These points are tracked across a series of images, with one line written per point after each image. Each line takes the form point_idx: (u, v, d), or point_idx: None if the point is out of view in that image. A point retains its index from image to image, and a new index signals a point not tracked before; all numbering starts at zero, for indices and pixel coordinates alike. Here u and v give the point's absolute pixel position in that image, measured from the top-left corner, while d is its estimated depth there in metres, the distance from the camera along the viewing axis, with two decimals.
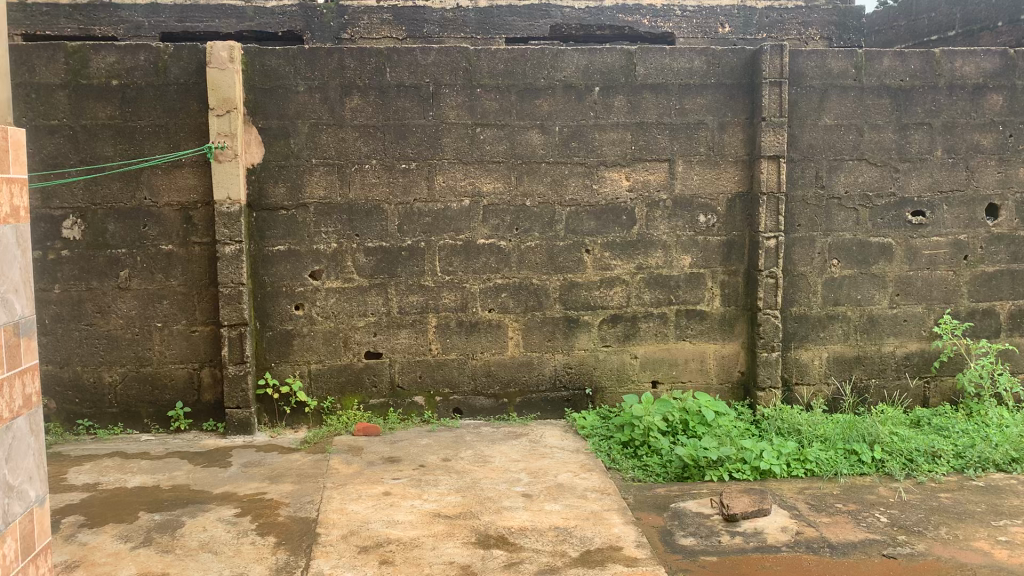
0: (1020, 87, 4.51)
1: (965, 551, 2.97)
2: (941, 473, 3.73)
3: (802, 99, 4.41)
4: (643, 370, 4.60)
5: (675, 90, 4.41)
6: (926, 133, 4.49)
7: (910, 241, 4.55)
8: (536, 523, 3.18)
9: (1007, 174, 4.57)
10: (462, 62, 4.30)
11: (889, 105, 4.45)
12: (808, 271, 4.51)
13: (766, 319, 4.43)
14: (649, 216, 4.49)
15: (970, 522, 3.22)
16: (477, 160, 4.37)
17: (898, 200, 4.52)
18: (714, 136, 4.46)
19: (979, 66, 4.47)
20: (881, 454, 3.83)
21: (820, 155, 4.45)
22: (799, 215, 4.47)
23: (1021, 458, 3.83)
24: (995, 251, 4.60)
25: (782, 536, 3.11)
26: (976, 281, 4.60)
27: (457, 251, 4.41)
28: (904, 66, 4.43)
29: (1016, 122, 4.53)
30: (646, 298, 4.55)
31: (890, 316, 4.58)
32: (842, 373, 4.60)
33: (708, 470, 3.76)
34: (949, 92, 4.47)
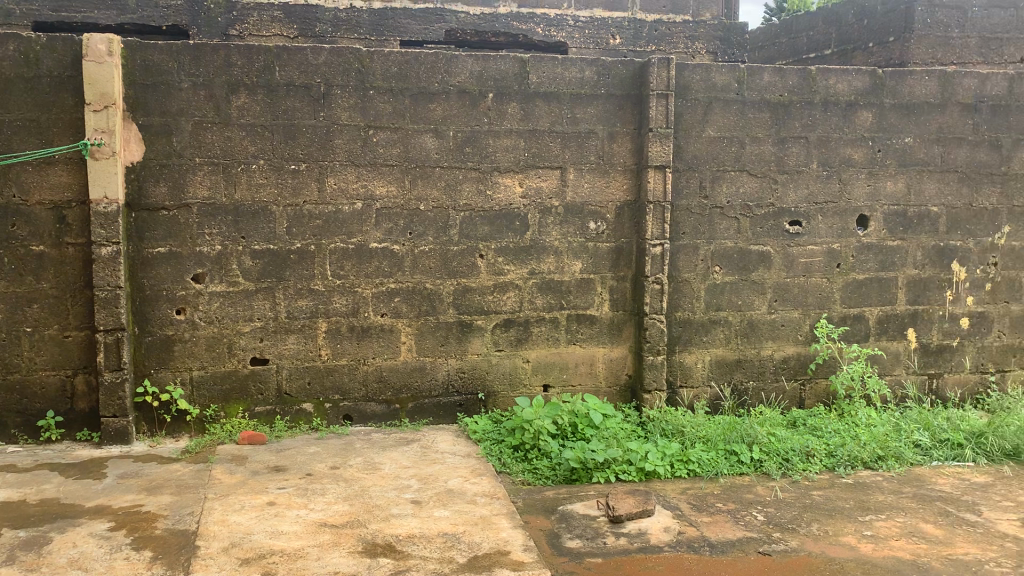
0: (887, 105, 4.77)
1: (834, 545, 3.12)
2: (814, 472, 3.91)
3: (687, 111, 4.55)
4: (535, 374, 4.64)
5: (567, 98, 4.48)
6: (802, 147, 4.70)
7: (787, 249, 4.75)
8: (423, 530, 3.16)
9: (876, 188, 4.82)
10: (354, 63, 4.25)
11: (768, 118, 4.64)
12: (692, 277, 4.65)
13: (652, 323, 4.54)
14: (542, 222, 4.54)
15: (839, 518, 3.38)
16: (369, 163, 4.31)
17: (776, 210, 4.71)
18: (604, 145, 4.55)
19: (850, 84, 4.71)
20: (759, 454, 3.99)
21: (703, 166, 4.60)
22: (684, 223, 4.61)
23: (887, 456, 4.06)
24: (864, 259, 4.84)
25: (664, 536, 3.20)
26: (847, 288, 4.84)
27: (347, 255, 4.34)
28: (782, 83, 4.63)
29: (884, 138, 4.79)
30: (538, 302, 4.59)
31: (768, 320, 4.77)
32: (723, 376, 4.76)
33: (595, 472, 3.83)
34: (823, 108, 4.70)
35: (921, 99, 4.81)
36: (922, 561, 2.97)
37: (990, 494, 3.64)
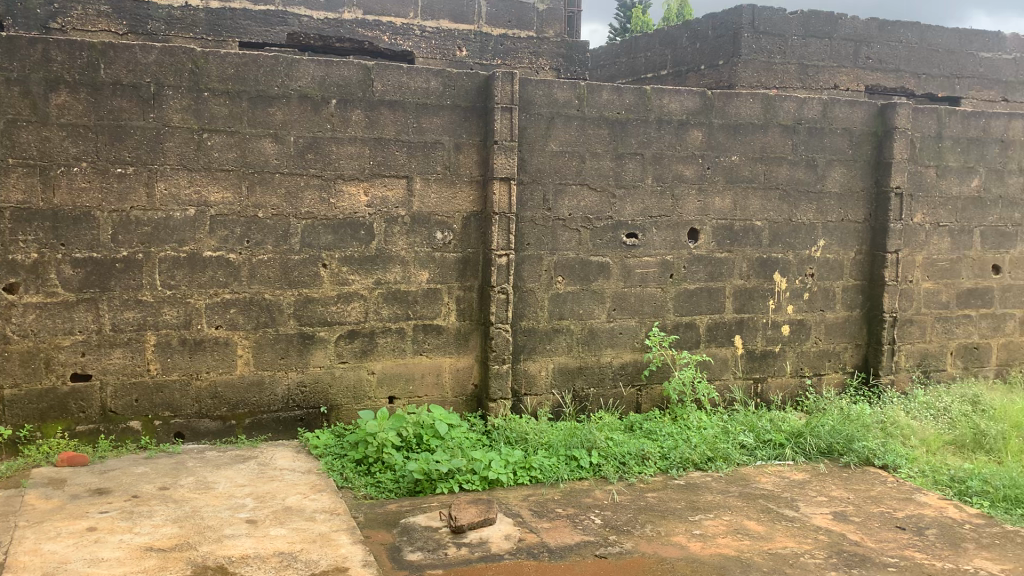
0: (716, 125, 5.05)
1: (665, 545, 3.24)
2: (649, 474, 4.06)
3: (530, 125, 4.64)
4: (379, 386, 4.58)
5: (412, 108, 4.47)
6: (639, 163, 4.89)
7: (625, 260, 4.92)
8: (258, 549, 3.05)
9: (706, 203, 5.08)
10: (187, 64, 4.07)
11: (607, 134, 4.80)
12: (535, 287, 4.73)
13: (497, 333, 4.57)
14: (386, 231, 4.49)
15: (671, 519, 3.52)
16: (204, 168, 4.14)
17: (615, 223, 4.88)
18: (449, 156, 4.56)
19: (682, 104, 4.95)
20: (598, 459, 4.10)
21: (546, 178, 4.70)
22: (528, 234, 4.68)
23: (716, 456, 4.27)
24: (696, 270, 5.09)
25: (504, 544, 3.23)
26: (681, 297, 5.07)
27: (180, 264, 4.14)
28: (620, 100, 4.81)
29: (713, 157, 5.06)
30: (383, 313, 4.54)
31: (607, 329, 4.92)
32: (566, 383, 4.87)
33: (439, 483, 3.82)
34: (658, 126, 4.91)
35: (745, 120, 5.12)
36: (745, 557, 3.14)
37: (807, 490, 3.90)
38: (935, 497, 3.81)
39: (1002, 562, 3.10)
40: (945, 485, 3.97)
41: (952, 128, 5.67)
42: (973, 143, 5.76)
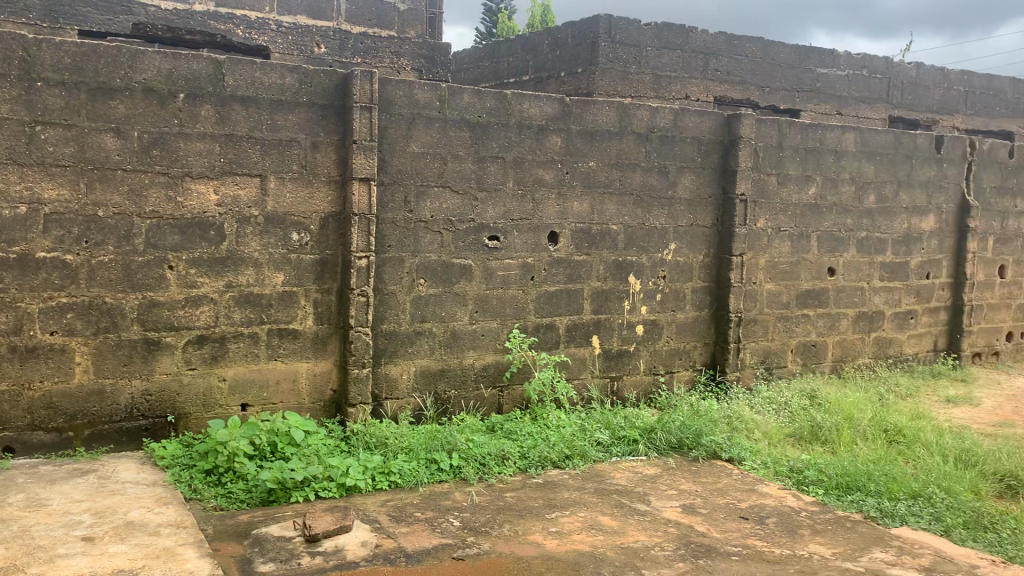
0: (574, 131, 5.16)
1: (522, 544, 3.28)
2: (508, 474, 4.09)
3: (390, 125, 4.59)
4: (232, 393, 4.41)
5: (266, 104, 4.33)
6: (500, 166, 4.93)
7: (487, 262, 4.95)
8: (95, 568, 2.86)
9: (565, 207, 5.18)
10: (17, 51, 3.80)
11: (468, 137, 4.82)
12: (396, 290, 4.68)
13: (357, 336, 4.49)
14: (239, 232, 4.33)
15: (529, 518, 3.56)
16: (37, 163, 3.87)
17: (476, 225, 4.89)
18: (306, 155, 4.45)
19: (542, 109, 5.03)
20: (458, 461, 4.10)
21: (407, 180, 4.66)
22: (389, 236, 4.63)
23: (573, 454, 4.36)
24: (555, 272, 5.18)
25: (360, 551, 3.17)
26: (540, 299, 5.15)
27: (9, 266, 3.86)
28: (481, 104, 4.83)
29: (572, 161, 5.17)
30: (236, 317, 4.37)
31: (469, 331, 4.93)
32: (427, 386, 4.83)
33: (294, 491, 3.71)
34: (518, 130, 4.97)
35: (602, 127, 5.26)
36: (599, 551, 3.21)
37: (658, 484, 4.03)
38: (775, 487, 4.03)
39: (833, 545, 3.31)
40: (784, 475, 4.20)
41: (791, 139, 6.03)
42: (810, 153, 6.14)
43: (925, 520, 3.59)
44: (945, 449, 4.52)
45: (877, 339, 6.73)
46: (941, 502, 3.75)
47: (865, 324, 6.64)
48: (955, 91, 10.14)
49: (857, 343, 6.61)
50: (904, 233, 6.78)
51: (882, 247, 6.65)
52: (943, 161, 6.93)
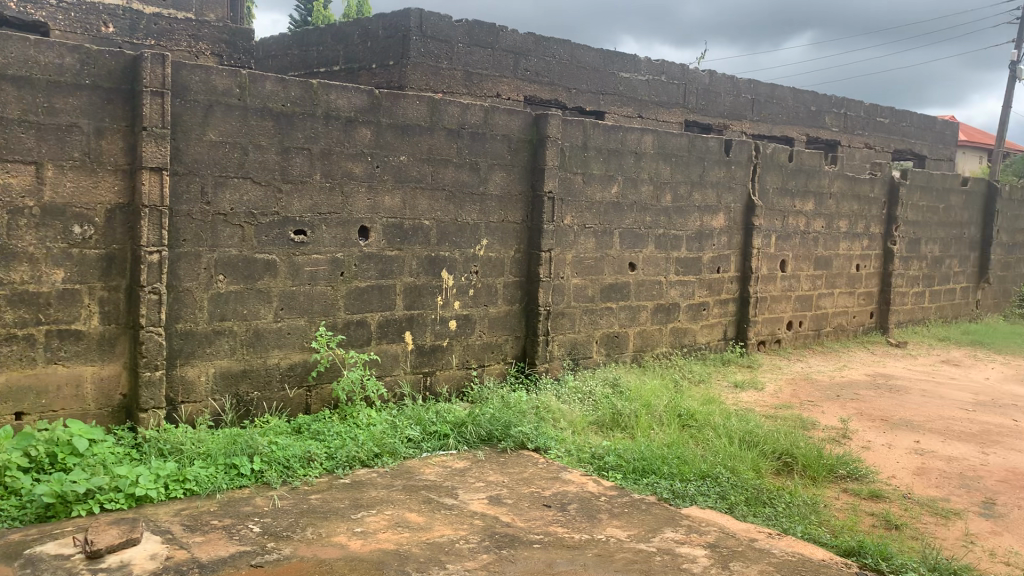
0: (384, 124, 5.10)
1: (325, 547, 3.20)
2: (313, 475, 3.98)
3: (186, 112, 4.34)
4: (4, 402, 4.01)
5: (42, 85, 3.98)
6: (306, 158, 4.79)
7: (292, 257, 4.79)
8: None
9: (374, 201, 5.10)
10: None
11: (272, 127, 4.65)
12: (194, 287, 4.44)
13: (149, 337, 4.21)
14: (11, 224, 3.95)
15: (333, 519, 3.48)
16: None
17: (280, 219, 4.72)
18: (89, 141, 4.13)
19: (350, 100, 4.93)
20: (260, 464, 3.95)
21: (204, 170, 4.43)
22: (184, 230, 4.38)
23: (382, 453, 4.31)
24: (365, 268, 5.10)
25: (149, 564, 2.98)
26: (350, 295, 5.05)
27: None
28: (285, 93, 4.67)
29: (381, 155, 5.10)
30: (8, 318, 3.98)
31: (273, 330, 4.76)
32: (228, 388, 4.61)
33: (75, 505, 3.43)
34: (325, 121, 4.84)
35: (412, 121, 5.22)
36: (403, 549, 3.19)
37: (466, 477, 4.07)
38: (578, 474, 4.17)
39: (628, 527, 3.47)
40: (587, 463, 4.36)
41: (595, 139, 6.26)
42: (613, 154, 6.40)
43: (712, 499, 3.84)
44: (731, 431, 4.87)
45: (674, 329, 7.14)
46: (726, 481, 4.03)
47: (663, 316, 7.02)
48: (743, 98, 10.91)
49: (656, 333, 6.98)
50: (697, 230, 7.22)
51: (677, 243, 7.06)
52: (731, 164, 7.44)
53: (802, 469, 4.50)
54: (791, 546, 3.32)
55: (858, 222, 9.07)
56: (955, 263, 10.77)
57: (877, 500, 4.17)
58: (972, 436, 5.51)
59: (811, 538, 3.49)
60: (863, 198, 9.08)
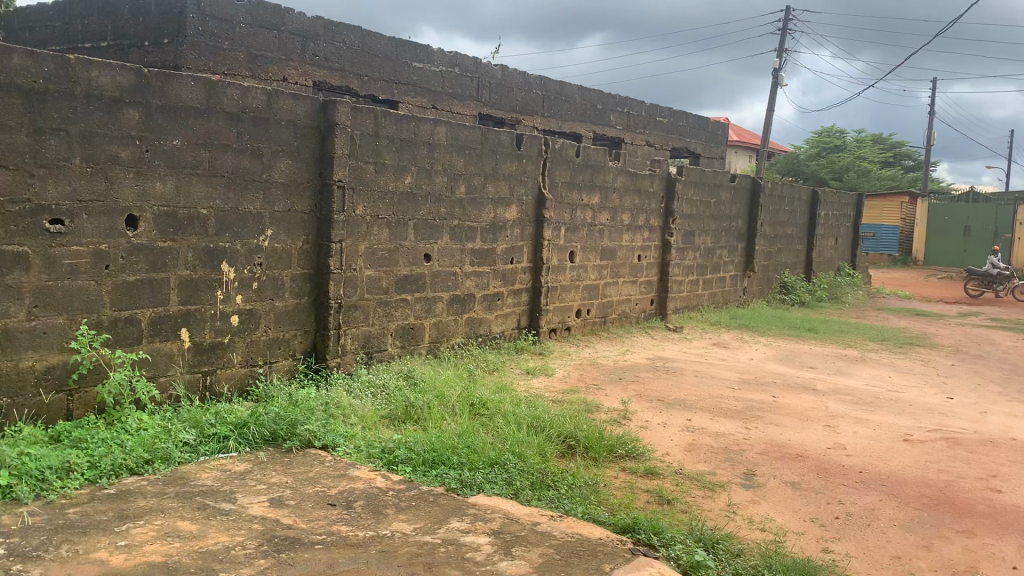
0: (154, 106, 4.75)
1: (82, 565, 2.92)
2: (72, 488, 3.64)
3: None
4: None
5: None
6: (62, 140, 4.36)
7: (49, 250, 4.35)
8: None
9: (144, 188, 4.74)
10: None
11: (21, 105, 4.19)
12: None
13: None
14: None
15: (93, 534, 3.20)
16: None
17: (33, 207, 4.27)
18: None
19: (113, 79, 4.55)
20: (8, 480, 3.55)
21: None
22: None
23: (153, 459, 4.02)
24: (134, 261, 4.73)
25: None
26: (117, 290, 4.67)
27: None
28: (36, 68, 4.23)
29: (151, 139, 4.75)
30: None
31: (27, 330, 4.29)
32: None
33: None
34: (85, 102, 4.44)
35: (186, 103, 4.91)
36: (172, 560, 2.98)
37: (246, 481, 3.87)
38: (366, 470, 4.06)
39: (414, 520, 3.41)
40: (376, 457, 4.28)
41: (386, 128, 6.16)
42: (405, 144, 6.34)
43: (498, 486, 3.88)
44: (520, 417, 4.97)
45: (468, 320, 7.20)
46: (513, 467, 4.11)
47: (458, 307, 7.06)
48: (534, 94, 11.20)
49: (451, 324, 7.00)
50: (490, 222, 7.32)
51: (471, 234, 7.12)
52: (522, 157, 7.61)
53: (585, 451, 4.68)
54: (571, 526, 3.42)
55: (640, 215, 9.58)
56: (726, 253, 11.66)
57: (652, 477, 4.42)
58: (737, 413, 5.97)
59: (591, 517, 3.62)
60: (644, 192, 9.60)
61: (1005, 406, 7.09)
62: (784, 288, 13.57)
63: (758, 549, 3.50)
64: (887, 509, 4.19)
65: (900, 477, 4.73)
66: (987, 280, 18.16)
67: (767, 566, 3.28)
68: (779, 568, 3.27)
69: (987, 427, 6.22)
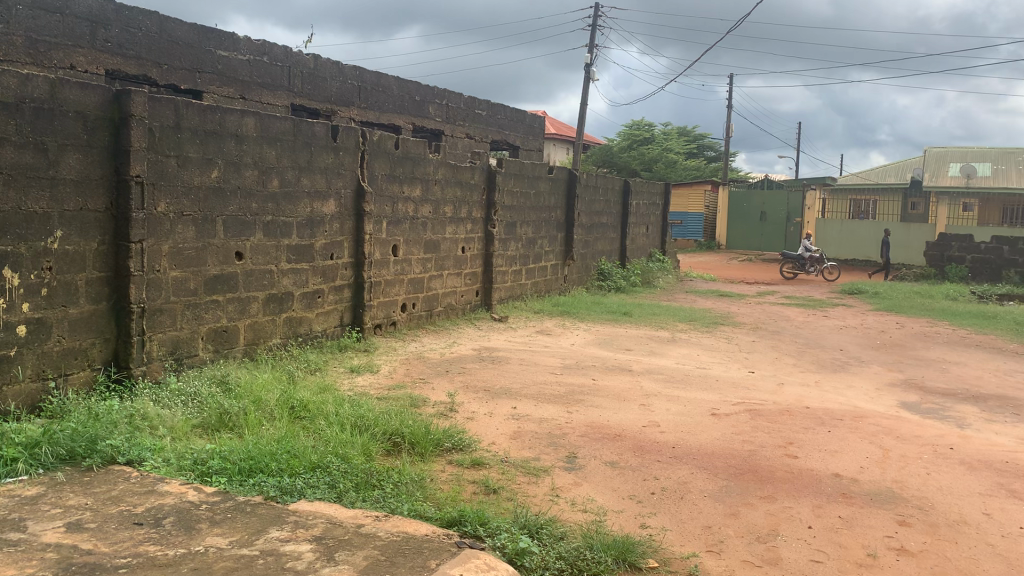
0: None
1: None
2: None
3: None
4: None
5: None
6: None
7: None
8: None
9: None
10: None
11: None
12: None
13: None
14: None
15: None
16: None
17: None
18: None
19: None
20: None
21: None
22: None
23: None
24: None
25: None
26: None
27: None
28: None
29: None
30: None
31: None
32: None
33: None
34: None
35: None
36: None
37: (39, 505, 3.53)
38: (177, 483, 3.79)
39: (229, 533, 3.22)
40: (188, 470, 4.02)
41: (189, 120, 5.83)
42: (210, 136, 6.02)
43: (321, 490, 3.75)
44: (343, 418, 4.85)
45: (287, 319, 6.95)
46: (336, 469, 4.00)
47: (275, 306, 6.80)
48: (350, 85, 10.97)
49: (268, 324, 6.74)
50: (307, 216, 7.10)
51: (287, 230, 6.88)
52: (339, 150, 7.42)
53: (411, 447, 4.63)
54: (396, 525, 3.36)
55: (462, 207, 9.62)
56: (546, 243, 11.94)
57: (478, 468, 4.44)
58: (559, 398, 6.13)
59: (417, 514, 3.58)
60: (464, 184, 9.64)
61: (799, 377, 7.70)
62: (602, 275, 14.08)
63: (580, 531, 3.60)
64: (698, 481, 4.43)
65: (709, 450, 5.02)
66: (800, 263, 19.55)
67: (589, 546, 3.38)
68: (600, 548, 3.37)
69: (784, 398, 6.73)
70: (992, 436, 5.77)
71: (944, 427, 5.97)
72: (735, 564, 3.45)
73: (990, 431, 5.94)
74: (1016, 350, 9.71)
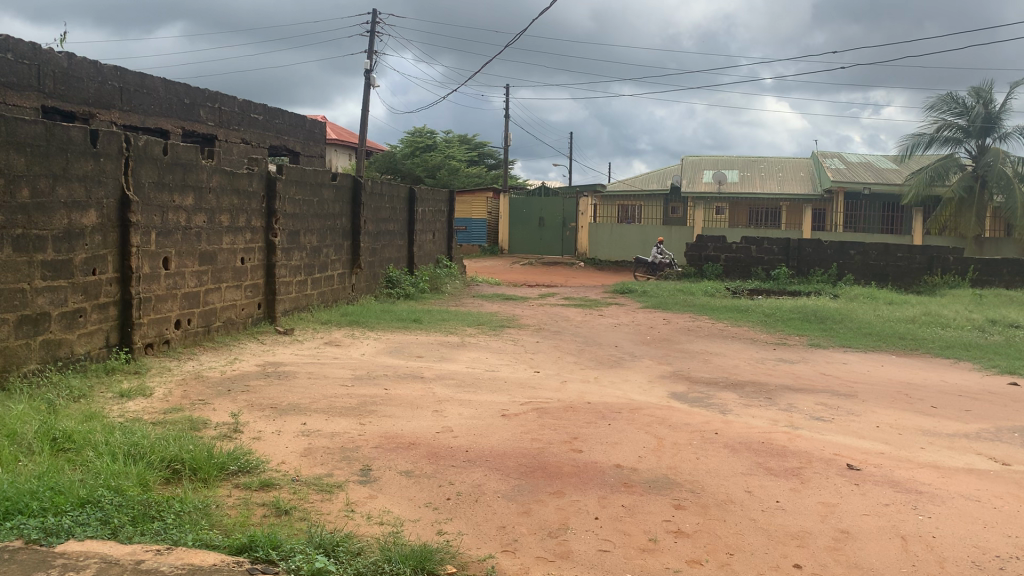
0: None
1: None
2: None
3: None
4: None
5: None
6: None
7: None
8: None
9: None
10: None
11: None
12: None
13: None
14: None
15: None
16: None
17: None
18: None
19: None
20: None
21: None
22: None
23: None
24: None
25: None
26: None
27: None
28: None
29: None
30: None
31: None
32: None
33: None
34: None
35: None
36: None
37: None
38: None
39: None
40: None
41: None
42: None
43: (92, 527, 3.44)
44: (115, 447, 4.48)
45: (45, 341, 6.32)
46: (108, 504, 3.69)
47: (30, 328, 6.16)
48: (109, 86, 10.20)
49: (22, 348, 6.09)
50: (64, 229, 6.49)
51: (41, 244, 6.26)
52: (99, 155, 6.87)
53: (192, 473, 4.36)
54: (181, 558, 3.16)
55: (239, 215, 9.21)
56: (332, 251, 11.70)
57: (268, 490, 4.27)
58: (351, 410, 6.03)
59: (203, 544, 3.39)
60: (241, 192, 9.23)
61: (580, 374, 8.09)
62: (390, 282, 14.02)
63: (377, 544, 3.55)
64: (492, 483, 4.53)
65: (500, 451, 5.14)
66: (652, 267, 20.51)
67: (387, 559, 3.36)
68: (398, 560, 3.36)
69: (567, 395, 7.03)
70: (750, 420, 6.36)
71: (709, 414, 6.50)
72: (530, 561, 3.56)
73: (747, 415, 6.54)
74: (766, 340, 10.76)
